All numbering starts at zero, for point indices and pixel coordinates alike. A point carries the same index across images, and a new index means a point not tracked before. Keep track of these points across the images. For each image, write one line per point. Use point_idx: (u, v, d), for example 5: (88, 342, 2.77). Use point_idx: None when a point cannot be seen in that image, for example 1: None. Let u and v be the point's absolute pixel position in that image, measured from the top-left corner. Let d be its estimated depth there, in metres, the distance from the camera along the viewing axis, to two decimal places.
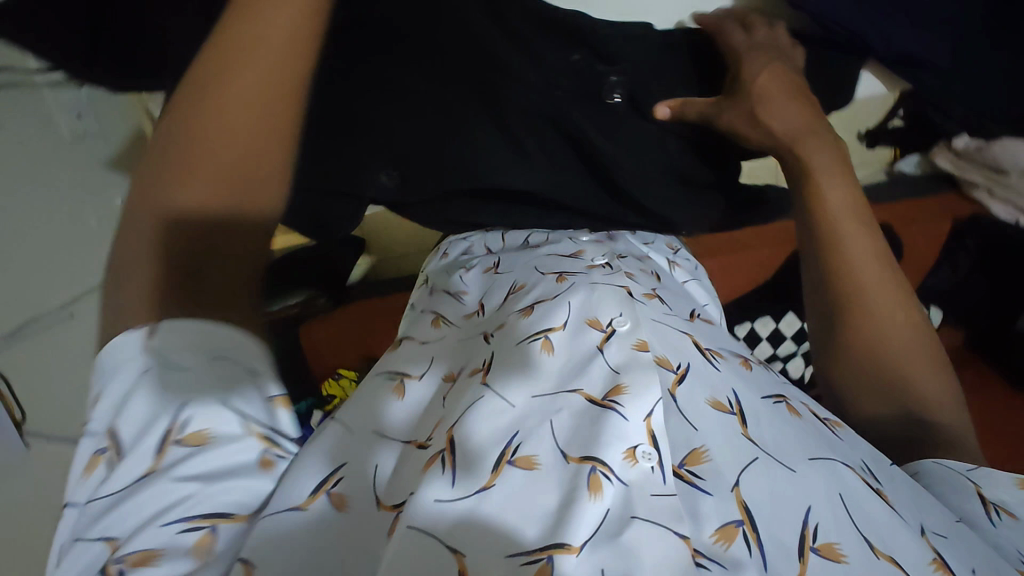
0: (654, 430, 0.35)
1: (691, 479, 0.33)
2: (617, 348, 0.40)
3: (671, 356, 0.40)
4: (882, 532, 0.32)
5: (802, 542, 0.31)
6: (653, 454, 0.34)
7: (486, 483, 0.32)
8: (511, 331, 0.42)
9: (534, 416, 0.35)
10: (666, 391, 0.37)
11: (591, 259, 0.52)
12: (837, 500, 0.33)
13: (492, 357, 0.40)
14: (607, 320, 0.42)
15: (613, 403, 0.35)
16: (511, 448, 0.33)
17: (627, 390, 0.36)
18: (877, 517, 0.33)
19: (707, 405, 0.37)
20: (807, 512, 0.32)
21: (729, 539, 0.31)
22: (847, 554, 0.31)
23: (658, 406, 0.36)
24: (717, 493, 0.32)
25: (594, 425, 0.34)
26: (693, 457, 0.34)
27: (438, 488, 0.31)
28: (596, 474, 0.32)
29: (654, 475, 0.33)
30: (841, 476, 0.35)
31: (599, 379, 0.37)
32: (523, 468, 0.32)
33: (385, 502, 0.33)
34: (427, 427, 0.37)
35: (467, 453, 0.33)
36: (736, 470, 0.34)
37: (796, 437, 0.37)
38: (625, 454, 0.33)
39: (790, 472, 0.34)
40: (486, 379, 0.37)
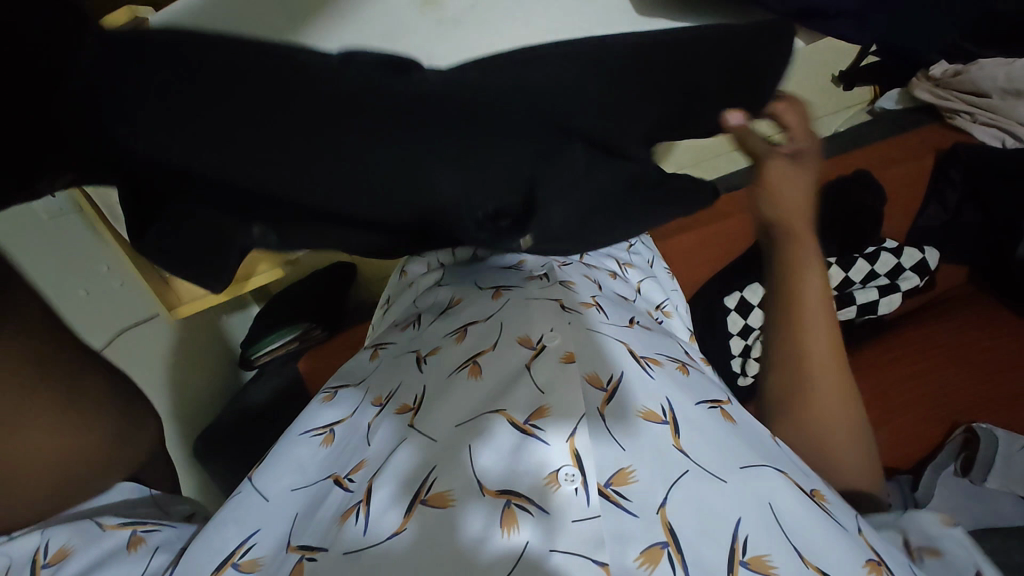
0: (576, 449, 0.37)
1: (617, 500, 0.35)
2: (545, 362, 0.43)
3: (601, 371, 0.42)
4: (805, 536, 0.36)
5: (733, 557, 0.34)
6: (576, 475, 0.36)
7: (397, 527, 0.36)
8: (443, 361, 0.47)
9: (460, 454, 0.38)
10: (593, 410, 0.40)
11: (530, 270, 0.55)
12: (767, 509, 0.37)
13: (421, 393, 0.44)
14: (538, 336, 0.45)
15: (535, 428, 0.39)
16: (426, 485, 0.37)
17: (550, 412, 0.39)
18: (803, 521, 0.37)
19: (639, 418, 0.40)
20: (737, 524, 0.35)
21: (653, 561, 0.33)
22: (776, 566, 0.34)
23: (582, 425, 0.38)
24: (643, 514, 0.35)
25: (519, 455, 0.38)
26: (620, 476, 0.36)
27: (353, 537, 0.36)
28: (510, 507, 0.35)
29: (577, 498, 0.35)
30: (768, 482, 0.38)
31: (522, 404, 0.40)
32: (437, 506, 0.36)
33: (293, 544, 0.37)
34: (349, 465, 0.42)
35: (384, 503, 0.37)
36: (664, 488, 0.36)
37: (728, 445, 0.40)
38: (548, 479, 0.36)
39: (720, 483, 0.37)
40: (412, 422, 0.42)
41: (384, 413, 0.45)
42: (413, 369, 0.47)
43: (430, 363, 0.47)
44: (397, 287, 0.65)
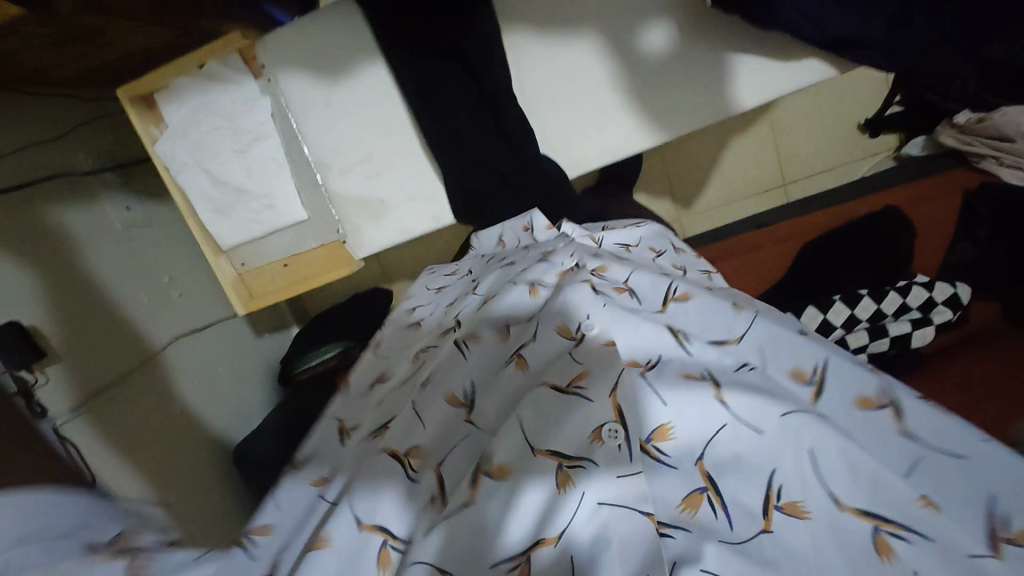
0: (618, 403, 0.45)
1: (657, 454, 0.44)
2: (586, 347, 0.50)
3: (640, 355, 0.50)
4: (842, 474, 0.43)
5: (768, 503, 0.43)
6: (618, 430, 0.44)
7: (467, 498, 0.45)
8: (483, 349, 0.55)
9: (509, 433, 0.46)
10: (637, 372, 0.48)
11: (561, 262, 0.60)
12: (806, 456, 0.43)
13: (470, 390, 0.53)
14: (576, 324, 0.52)
15: (578, 388, 0.47)
16: (487, 460, 0.45)
17: (588, 374, 0.47)
18: (846, 461, 0.43)
19: (679, 377, 0.47)
20: (772, 476, 0.43)
21: (695, 507, 0.43)
22: (809, 510, 0.42)
23: (620, 380, 0.46)
24: (681, 466, 0.44)
25: (563, 416, 0.45)
26: (661, 433, 0.45)
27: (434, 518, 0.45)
28: (563, 471, 0.43)
29: (621, 453, 0.43)
30: (812, 432, 0.44)
31: (563, 373, 0.48)
32: (498, 478, 0.44)
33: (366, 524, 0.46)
34: (404, 444, 0.50)
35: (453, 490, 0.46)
36: (701, 445, 0.45)
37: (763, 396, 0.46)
38: (593, 436, 0.44)
39: (756, 435, 0.44)
40: (467, 418, 0.51)
41: (434, 393, 0.53)
42: (457, 352, 0.55)
43: (474, 350, 0.55)
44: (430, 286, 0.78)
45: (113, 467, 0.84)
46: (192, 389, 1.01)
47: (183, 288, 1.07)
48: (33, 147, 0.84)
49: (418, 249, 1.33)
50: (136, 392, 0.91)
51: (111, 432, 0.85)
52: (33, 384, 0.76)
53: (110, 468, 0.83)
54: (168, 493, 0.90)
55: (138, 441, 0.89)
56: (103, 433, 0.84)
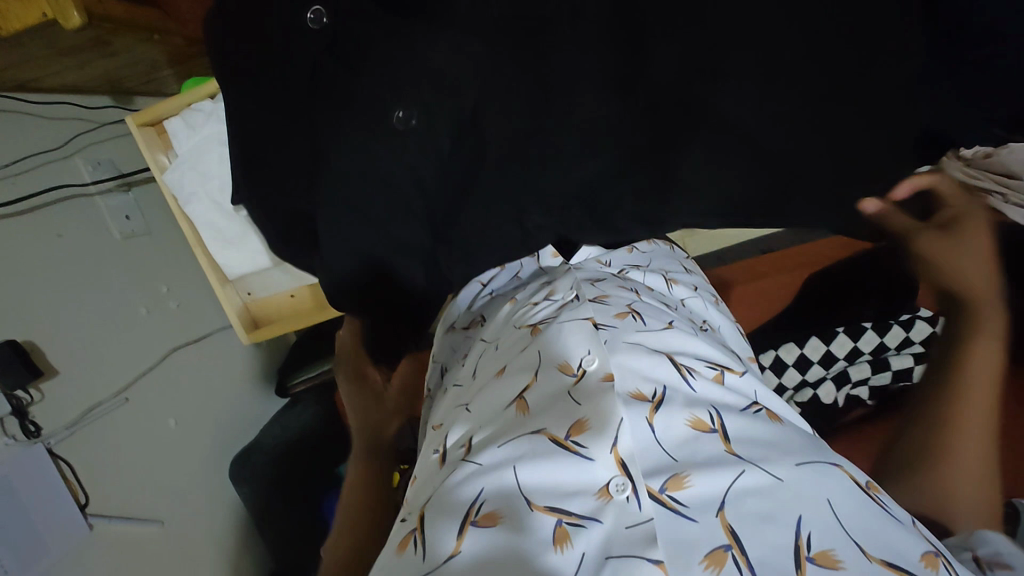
0: (621, 458, 0.35)
1: (674, 505, 0.32)
2: (586, 385, 0.40)
3: (644, 387, 0.39)
4: (871, 537, 0.32)
5: (798, 553, 0.30)
6: (626, 484, 0.34)
7: (454, 549, 0.33)
8: (489, 393, 0.44)
9: (494, 469, 0.36)
10: (640, 418, 0.37)
11: (561, 296, 0.52)
12: (826, 507, 0.32)
13: (472, 419, 0.43)
14: (578, 361, 0.43)
15: (577, 444, 0.36)
16: (476, 507, 0.34)
17: (590, 425, 0.36)
18: (865, 518, 0.33)
19: (686, 426, 0.37)
20: (798, 521, 0.31)
21: (719, 563, 0.29)
22: (843, 560, 0.29)
23: (622, 431, 0.35)
24: (701, 519, 0.31)
25: (557, 468, 0.35)
26: (676, 482, 0.33)
27: (412, 564, 0.34)
28: (562, 525, 0.32)
29: (629, 505, 0.33)
30: (829, 481, 0.34)
31: (560, 418, 0.38)
32: (487, 527, 0.33)
33: None
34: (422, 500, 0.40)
35: (432, 529, 0.35)
36: (720, 490, 0.32)
37: (780, 447, 0.36)
38: (598, 493, 0.34)
39: (775, 481, 0.33)
40: (466, 456, 0.40)
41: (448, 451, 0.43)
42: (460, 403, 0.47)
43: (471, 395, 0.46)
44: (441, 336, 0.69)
45: (116, 483, 0.84)
46: (186, 397, 1.01)
47: (180, 297, 1.05)
48: (35, 160, 0.83)
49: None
50: (126, 409, 0.89)
51: (112, 447, 0.85)
52: (29, 402, 0.75)
53: (113, 485, 0.84)
54: (156, 511, 0.90)
55: (138, 456, 0.89)
56: (105, 449, 0.84)
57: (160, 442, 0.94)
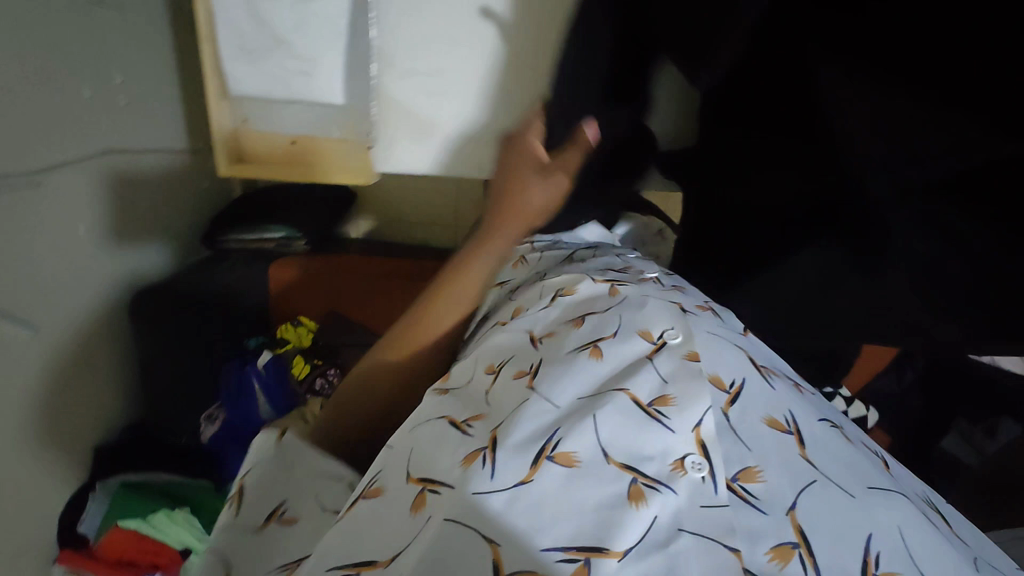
0: (701, 439, 0.43)
1: (744, 496, 0.41)
2: (666, 357, 0.49)
3: (723, 376, 0.48)
4: (933, 565, 0.39)
5: (865, 567, 0.37)
6: (702, 464, 0.42)
7: (524, 478, 0.40)
8: (562, 340, 0.52)
9: (578, 416, 0.44)
10: (718, 407, 0.45)
11: (641, 273, 0.64)
12: (898, 534, 0.39)
13: (537, 363, 0.50)
14: (658, 332, 0.51)
15: (660, 413, 0.44)
16: (552, 444, 0.42)
17: (673, 401, 0.45)
18: (930, 550, 0.40)
19: (764, 422, 0.45)
20: (868, 541, 0.38)
21: (783, 558, 0.37)
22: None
23: (706, 418, 0.44)
24: (772, 513, 0.40)
25: (642, 430, 0.43)
26: (746, 474, 0.42)
27: (479, 479, 0.40)
28: (637, 483, 0.40)
29: (704, 486, 0.41)
30: (895, 509, 0.41)
31: (647, 389, 0.46)
32: (563, 463, 0.41)
33: (413, 477, 0.44)
34: (468, 413, 0.48)
35: (508, 455, 0.42)
36: (793, 493, 0.41)
37: (854, 467, 0.44)
38: (674, 465, 0.42)
39: (849, 497, 0.41)
40: (533, 387, 0.47)
41: (503, 379, 0.50)
42: (533, 350, 0.53)
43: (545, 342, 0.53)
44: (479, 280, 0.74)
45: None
46: (106, 206, 0.89)
47: (133, 98, 0.91)
48: None
49: (426, 181, 1.18)
50: (35, 196, 0.77)
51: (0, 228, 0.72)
52: None
53: None
54: (31, 314, 0.78)
55: (29, 250, 0.77)
56: None
57: (63, 242, 0.82)
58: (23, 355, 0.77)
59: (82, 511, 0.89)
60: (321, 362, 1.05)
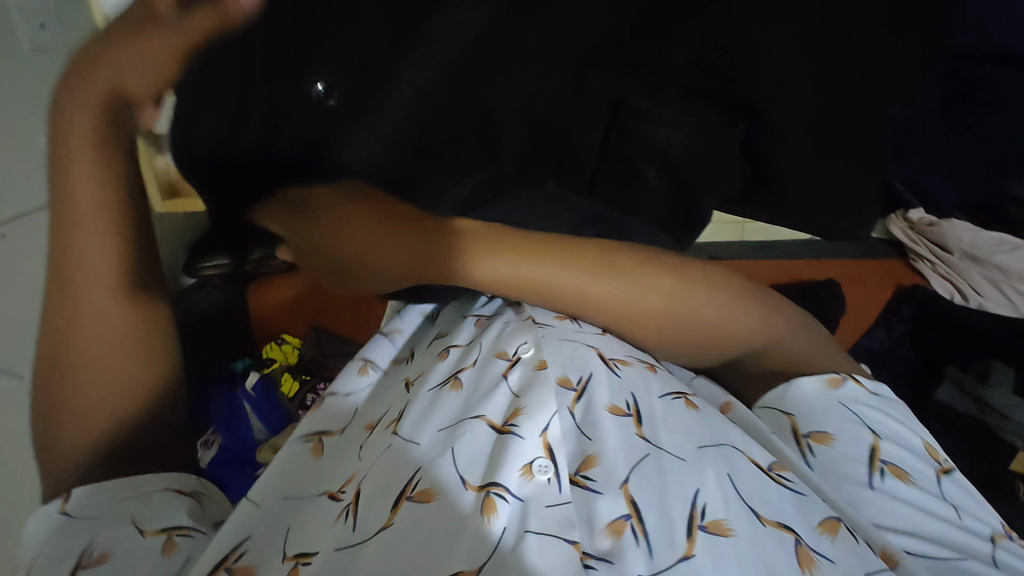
0: (549, 443, 0.46)
1: (585, 483, 0.45)
2: (519, 372, 0.53)
3: (572, 375, 0.52)
4: (756, 497, 0.45)
5: (693, 522, 0.42)
6: (548, 467, 0.45)
7: (387, 521, 0.44)
8: (426, 378, 0.57)
9: (426, 451, 0.48)
10: (565, 408, 0.49)
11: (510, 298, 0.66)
12: (725, 479, 0.45)
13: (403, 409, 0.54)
14: (513, 350, 0.56)
15: (513, 427, 0.47)
16: (412, 484, 0.45)
17: (524, 410, 0.48)
18: (753, 485, 0.46)
19: (606, 411, 0.49)
20: (695, 495, 0.44)
21: (619, 531, 0.42)
22: (732, 528, 0.42)
23: (552, 422, 0.47)
24: (607, 490, 0.44)
25: (498, 450, 0.46)
26: (586, 464, 0.46)
27: (344, 535, 0.45)
28: (491, 497, 0.43)
29: (550, 486, 0.44)
30: (726, 458, 0.47)
31: (498, 410, 0.50)
32: (422, 501, 0.44)
33: (291, 555, 0.46)
34: (342, 481, 0.51)
35: (363, 503, 0.46)
36: (626, 468, 0.45)
37: (691, 431, 0.49)
38: (523, 470, 0.45)
39: (680, 461, 0.46)
40: (396, 430, 0.51)
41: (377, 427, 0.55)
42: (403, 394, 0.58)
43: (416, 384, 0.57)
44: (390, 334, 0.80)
45: None
46: None
47: None
48: None
49: None
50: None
51: None
52: None
53: None
54: (17, 365, 0.80)
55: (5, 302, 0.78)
56: None
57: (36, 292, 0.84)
58: (14, 403, 0.79)
59: None
60: (310, 377, 1.10)
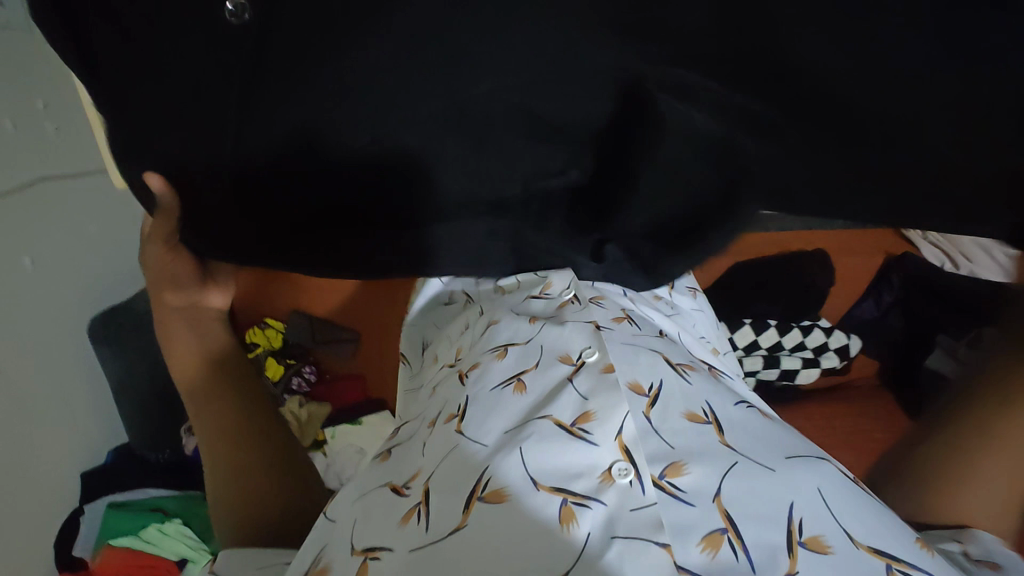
0: (625, 445, 0.45)
1: (672, 490, 0.43)
2: (586, 376, 0.51)
3: (642, 381, 0.51)
4: (853, 516, 0.42)
5: (791, 537, 0.40)
6: (628, 469, 0.44)
7: (459, 523, 0.43)
8: (487, 374, 0.54)
9: (503, 452, 0.46)
10: (640, 411, 0.48)
11: (558, 296, 0.64)
12: (817, 493, 0.43)
13: (466, 404, 0.52)
14: (577, 353, 0.53)
15: (584, 430, 0.47)
16: (482, 484, 0.44)
17: (594, 416, 0.47)
18: (850, 506, 0.43)
19: (682, 417, 0.48)
20: (792, 509, 0.41)
21: (715, 546, 0.39)
22: (831, 545, 0.39)
23: (626, 425, 0.46)
24: (699, 504, 0.42)
25: (567, 450, 0.46)
26: (673, 470, 0.44)
27: (416, 535, 0.44)
28: (567, 504, 0.42)
29: (633, 489, 0.43)
30: (818, 471, 0.45)
31: (568, 409, 0.48)
32: (493, 502, 0.43)
33: (357, 549, 0.45)
34: (406, 475, 0.50)
35: (435, 506, 0.45)
36: (716, 480, 0.43)
37: (775, 444, 0.47)
38: (602, 476, 0.44)
39: (769, 471, 0.44)
40: (461, 430, 0.49)
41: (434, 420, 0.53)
42: (457, 385, 0.55)
43: (472, 378, 0.54)
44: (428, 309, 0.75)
45: None
46: (45, 235, 0.86)
47: (60, 120, 0.87)
48: None
49: None
50: None
51: None
52: None
53: None
54: None
55: None
56: None
57: (11, 280, 0.80)
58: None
59: (72, 540, 0.88)
60: (295, 361, 1.08)
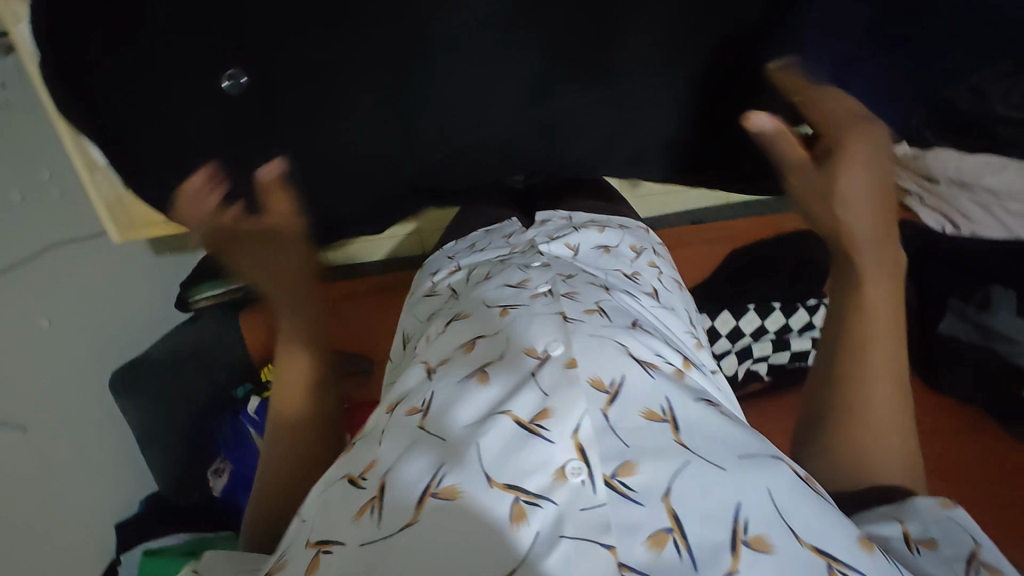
0: (580, 444, 0.46)
1: (622, 490, 0.43)
2: (549, 370, 0.52)
3: (603, 376, 0.51)
4: (800, 518, 0.42)
5: (734, 536, 0.40)
6: (582, 468, 0.44)
7: (410, 520, 0.44)
8: (457, 368, 0.56)
9: (464, 444, 0.47)
10: (598, 408, 0.48)
11: (534, 288, 0.65)
12: (765, 494, 0.42)
13: (430, 399, 0.54)
14: (542, 347, 0.54)
15: (541, 426, 0.47)
16: (436, 481, 0.45)
17: (552, 413, 0.48)
18: (799, 506, 0.43)
19: (640, 414, 0.48)
20: (737, 508, 0.41)
21: (659, 544, 0.40)
22: (774, 544, 0.40)
23: (584, 422, 0.47)
24: (648, 503, 0.42)
25: (523, 448, 0.46)
26: (625, 469, 0.44)
27: (368, 531, 0.44)
28: (518, 502, 0.43)
29: (583, 489, 0.43)
30: (767, 470, 0.44)
31: (529, 406, 0.49)
32: (446, 498, 0.44)
33: (312, 542, 0.47)
34: (363, 466, 0.51)
35: (392, 502, 0.46)
36: (666, 478, 0.43)
37: (727, 441, 0.47)
38: (555, 474, 0.44)
39: (718, 469, 0.44)
40: (423, 425, 0.51)
41: (397, 415, 0.54)
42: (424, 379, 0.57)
43: (439, 372, 0.56)
44: (417, 301, 0.78)
45: None
46: (65, 294, 0.91)
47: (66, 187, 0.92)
48: None
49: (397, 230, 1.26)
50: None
51: None
52: None
53: None
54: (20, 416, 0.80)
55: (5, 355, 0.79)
56: None
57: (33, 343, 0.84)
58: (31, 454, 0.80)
59: None
60: None
